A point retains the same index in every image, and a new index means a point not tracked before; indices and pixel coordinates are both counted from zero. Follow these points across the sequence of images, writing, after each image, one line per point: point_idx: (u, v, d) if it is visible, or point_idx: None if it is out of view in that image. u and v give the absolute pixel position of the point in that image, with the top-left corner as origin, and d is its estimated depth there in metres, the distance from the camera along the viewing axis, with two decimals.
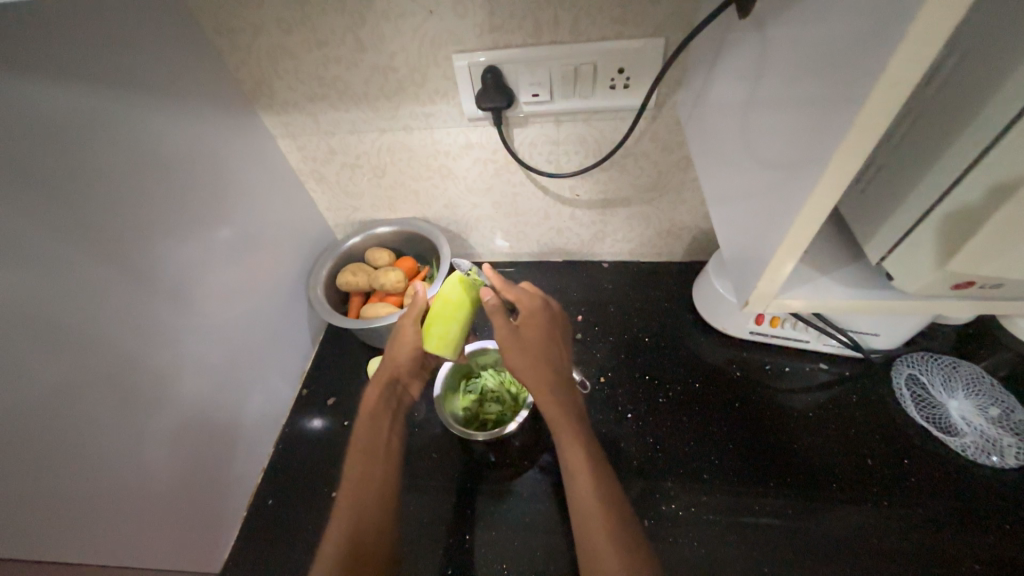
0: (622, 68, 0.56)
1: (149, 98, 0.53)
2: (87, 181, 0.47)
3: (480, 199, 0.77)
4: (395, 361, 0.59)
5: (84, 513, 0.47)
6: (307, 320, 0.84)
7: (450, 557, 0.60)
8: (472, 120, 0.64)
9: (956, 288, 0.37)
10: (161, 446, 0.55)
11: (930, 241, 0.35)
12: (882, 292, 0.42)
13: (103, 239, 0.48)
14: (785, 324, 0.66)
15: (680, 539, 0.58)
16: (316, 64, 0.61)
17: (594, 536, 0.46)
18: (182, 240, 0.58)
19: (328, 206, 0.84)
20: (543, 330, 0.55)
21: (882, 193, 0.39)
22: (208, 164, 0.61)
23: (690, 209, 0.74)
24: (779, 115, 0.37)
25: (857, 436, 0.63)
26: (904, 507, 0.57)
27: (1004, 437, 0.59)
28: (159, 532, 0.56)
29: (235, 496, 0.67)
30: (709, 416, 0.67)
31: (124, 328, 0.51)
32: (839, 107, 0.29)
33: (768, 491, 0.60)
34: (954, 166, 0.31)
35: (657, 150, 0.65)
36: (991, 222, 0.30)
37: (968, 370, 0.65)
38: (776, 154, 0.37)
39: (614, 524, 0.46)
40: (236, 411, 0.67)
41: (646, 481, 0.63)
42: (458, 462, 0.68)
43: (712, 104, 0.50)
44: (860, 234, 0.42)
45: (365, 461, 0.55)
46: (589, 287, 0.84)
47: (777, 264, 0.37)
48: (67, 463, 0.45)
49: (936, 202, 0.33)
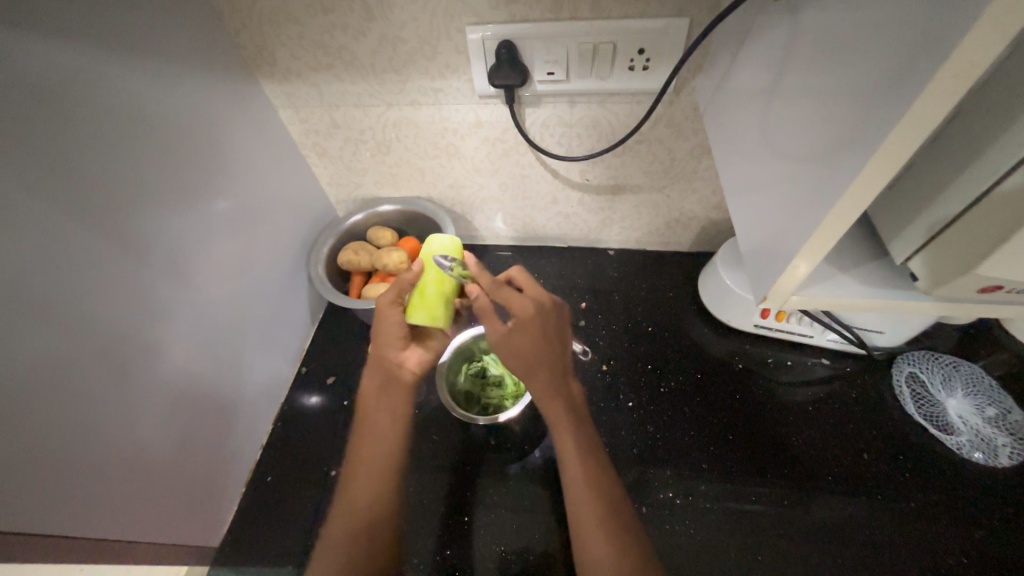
0: (643, 49, 0.54)
1: (145, 61, 0.51)
2: (82, 148, 0.45)
3: (486, 180, 0.75)
4: (380, 343, 0.57)
5: (86, 487, 0.47)
6: (306, 298, 0.82)
7: (449, 536, 0.61)
8: (483, 97, 0.62)
9: (981, 292, 0.36)
10: (156, 418, 0.55)
11: (961, 244, 0.34)
12: (900, 291, 0.41)
13: (98, 211, 0.47)
14: (791, 318, 0.66)
15: (677, 526, 0.59)
16: (321, 32, 0.58)
17: (590, 539, 0.46)
18: (178, 213, 0.56)
19: (329, 182, 0.82)
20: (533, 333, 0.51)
21: (912, 192, 0.38)
22: (206, 132, 0.59)
23: (701, 199, 0.73)
24: (809, 104, 0.35)
25: (855, 431, 0.64)
26: (897, 502, 0.59)
27: (999, 437, 0.60)
28: (157, 507, 0.56)
29: (234, 472, 0.67)
30: (710, 408, 0.68)
31: (120, 303, 0.50)
32: (882, 99, 0.27)
33: (763, 482, 0.61)
34: (994, 166, 0.30)
35: (672, 136, 0.64)
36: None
37: (967, 370, 0.66)
38: (803, 146, 0.35)
39: (609, 526, 0.46)
40: (233, 387, 0.67)
41: (645, 468, 0.63)
42: (458, 444, 0.68)
43: (734, 90, 0.49)
44: (885, 233, 0.41)
45: (363, 453, 0.55)
46: (593, 274, 0.83)
47: (796, 262, 0.36)
48: (65, 438, 0.45)
49: (971, 203, 0.32)
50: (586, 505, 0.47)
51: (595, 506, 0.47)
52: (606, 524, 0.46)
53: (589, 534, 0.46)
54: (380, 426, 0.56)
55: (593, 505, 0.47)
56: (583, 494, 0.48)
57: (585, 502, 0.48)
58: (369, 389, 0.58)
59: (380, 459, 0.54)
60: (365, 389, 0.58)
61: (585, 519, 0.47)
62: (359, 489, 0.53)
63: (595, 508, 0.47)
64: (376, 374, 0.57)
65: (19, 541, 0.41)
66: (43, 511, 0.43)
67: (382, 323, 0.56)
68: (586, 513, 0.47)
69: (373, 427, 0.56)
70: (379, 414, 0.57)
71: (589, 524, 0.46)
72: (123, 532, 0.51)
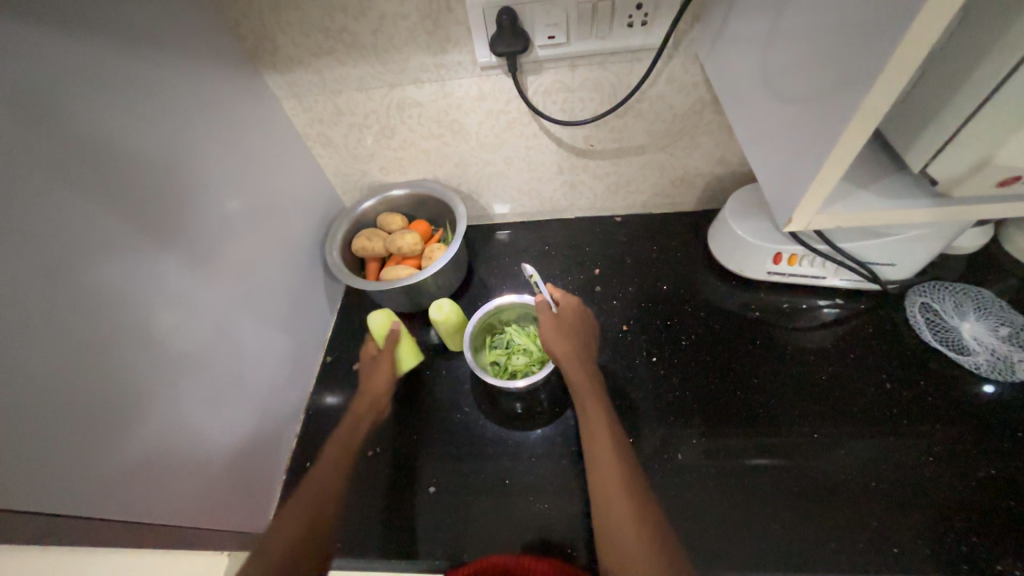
0: (641, 4, 0.55)
1: (152, 56, 0.51)
2: (106, 146, 0.47)
3: (491, 156, 0.76)
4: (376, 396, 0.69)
5: (139, 477, 0.48)
6: (324, 289, 0.83)
7: (495, 500, 0.63)
8: (484, 68, 0.62)
9: (1000, 186, 0.38)
10: (197, 409, 0.56)
11: (973, 145, 0.36)
12: (920, 201, 0.42)
13: (123, 206, 0.48)
14: (803, 262, 0.67)
15: (712, 468, 0.61)
16: (321, 14, 0.58)
17: (609, 487, 0.52)
18: (196, 208, 0.57)
19: (336, 173, 0.82)
20: (579, 322, 0.67)
21: (917, 105, 0.39)
22: (216, 125, 0.60)
23: (705, 154, 0.74)
24: (818, 30, 0.37)
25: (875, 363, 0.66)
26: (924, 428, 0.60)
27: (1015, 354, 0.62)
28: (207, 494, 0.57)
29: (270, 460, 0.69)
30: (732, 356, 0.69)
31: (153, 297, 0.51)
32: (893, 9, 0.29)
33: (792, 421, 0.63)
34: (1004, 59, 0.31)
35: (673, 92, 0.65)
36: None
37: (977, 295, 0.67)
38: (816, 73, 0.37)
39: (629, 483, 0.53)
40: (268, 384, 0.69)
41: (678, 418, 0.65)
42: (491, 415, 0.70)
43: (736, 36, 0.50)
44: (898, 146, 0.42)
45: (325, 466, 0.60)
46: (603, 242, 0.84)
47: (814, 188, 0.39)
48: (116, 429, 0.46)
49: (976, 107, 0.34)
50: (607, 457, 0.55)
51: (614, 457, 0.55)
52: (624, 478, 0.53)
53: (612, 483, 0.53)
54: (336, 446, 0.63)
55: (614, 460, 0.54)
56: (604, 449, 0.56)
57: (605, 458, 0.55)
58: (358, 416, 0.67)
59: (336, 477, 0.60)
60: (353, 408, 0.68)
61: (607, 472, 0.54)
62: (298, 510, 0.55)
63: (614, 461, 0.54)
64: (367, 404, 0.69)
65: (92, 527, 0.43)
66: (109, 495, 0.45)
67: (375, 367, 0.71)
68: (608, 464, 0.54)
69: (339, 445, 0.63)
70: (346, 436, 0.65)
71: (609, 474, 0.53)
72: (180, 518, 0.53)
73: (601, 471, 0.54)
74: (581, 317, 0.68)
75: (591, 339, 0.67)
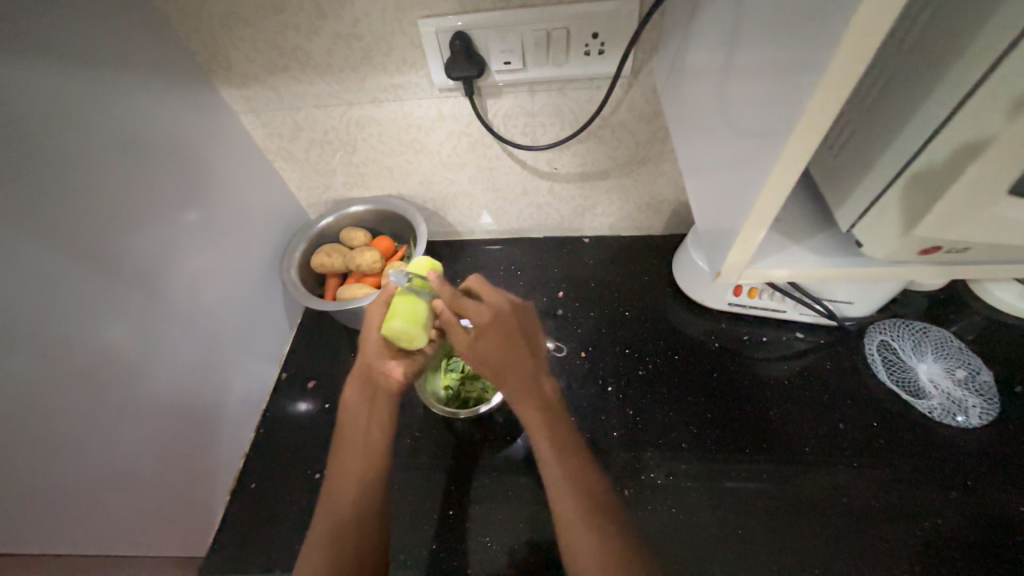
0: (597, 33, 0.54)
1: (95, 68, 0.50)
2: (47, 160, 0.45)
3: (455, 175, 0.75)
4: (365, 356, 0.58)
5: (73, 506, 0.47)
6: (283, 303, 0.82)
7: (439, 533, 0.61)
8: (443, 90, 0.61)
9: (924, 254, 0.40)
10: (143, 432, 0.55)
11: (899, 206, 0.37)
12: (850, 258, 0.44)
13: (66, 224, 0.46)
14: (762, 295, 0.67)
15: (659, 505, 0.60)
16: (273, 32, 0.57)
17: (571, 528, 0.46)
18: (147, 224, 0.55)
19: (298, 185, 0.81)
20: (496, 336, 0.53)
21: (857, 157, 0.40)
22: (167, 138, 0.58)
23: (670, 181, 0.73)
24: (755, 76, 0.36)
25: (831, 401, 0.65)
26: (878, 469, 0.59)
27: (968, 398, 0.62)
28: (148, 518, 0.56)
29: (219, 481, 0.67)
30: (689, 388, 0.68)
31: (98, 317, 0.50)
32: (813, 66, 0.28)
33: (745, 457, 0.62)
34: (931, 120, 0.32)
35: (634, 120, 0.64)
36: (966, 175, 0.31)
37: (936, 334, 0.67)
38: (751, 118, 0.36)
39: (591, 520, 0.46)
40: (217, 401, 0.67)
41: (630, 452, 0.64)
42: (442, 441, 0.68)
43: (688, 71, 0.48)
44: (832, 202, 0.44)
45: (336, 481, 0.53)
46: (569, 263, 0.83)
47: (746, 236, 0.38)
48: (47, 456, 0.45)
49: (903, 168, 0.35)
50: (566, 494, 0.48)
51: (570, 493, 0.47)
52: (587, 517, 0.46)
53: (571, 525, 0.46)
54: (351, 443, 0.56)
55: (570, 497, 0.47)
56: (558, 483, 0.48)
57: (563, 496, 0.48)
58: (350, 403, 0.58)
59: (351, 497, 0.51)
60: (347, 399, 0.59)
61: (565, 510, 0.47)
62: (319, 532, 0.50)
63: (573, 500, 0.47)
64: (359, 386, 0.58)
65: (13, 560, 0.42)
66: (35, 526, 0.44)
67: (365, 337, 0.57)
68: (565, 500, 0.47)
69: (347, 441, 0.56)
70: (353, 429, 0.57)
71: (569, 511, 0.47)
72: (111, 545, 0.52)
73: (560, 510, 0.47)
74: (501, 328, 0.54)
75: (522, 348, 0.54)
